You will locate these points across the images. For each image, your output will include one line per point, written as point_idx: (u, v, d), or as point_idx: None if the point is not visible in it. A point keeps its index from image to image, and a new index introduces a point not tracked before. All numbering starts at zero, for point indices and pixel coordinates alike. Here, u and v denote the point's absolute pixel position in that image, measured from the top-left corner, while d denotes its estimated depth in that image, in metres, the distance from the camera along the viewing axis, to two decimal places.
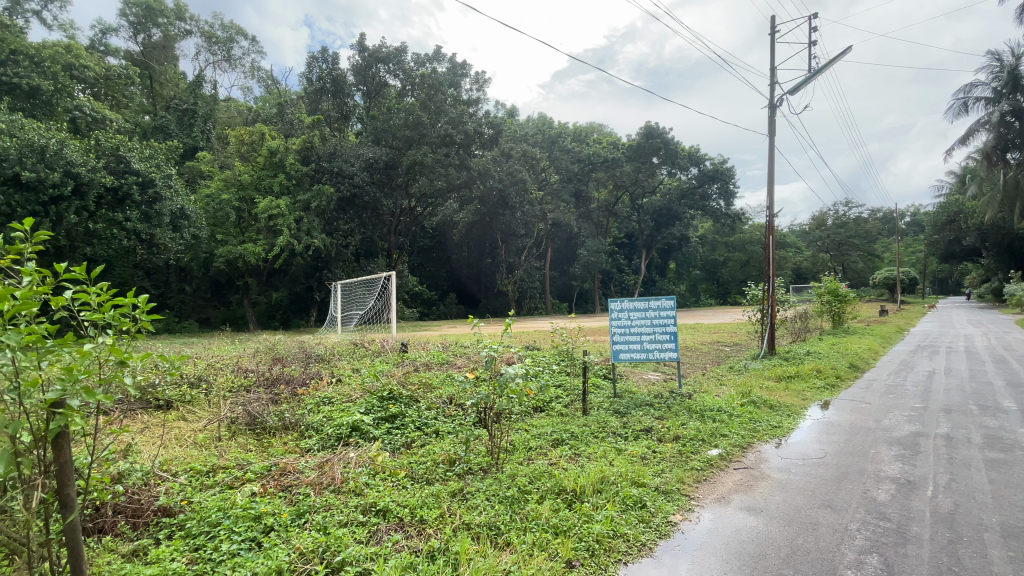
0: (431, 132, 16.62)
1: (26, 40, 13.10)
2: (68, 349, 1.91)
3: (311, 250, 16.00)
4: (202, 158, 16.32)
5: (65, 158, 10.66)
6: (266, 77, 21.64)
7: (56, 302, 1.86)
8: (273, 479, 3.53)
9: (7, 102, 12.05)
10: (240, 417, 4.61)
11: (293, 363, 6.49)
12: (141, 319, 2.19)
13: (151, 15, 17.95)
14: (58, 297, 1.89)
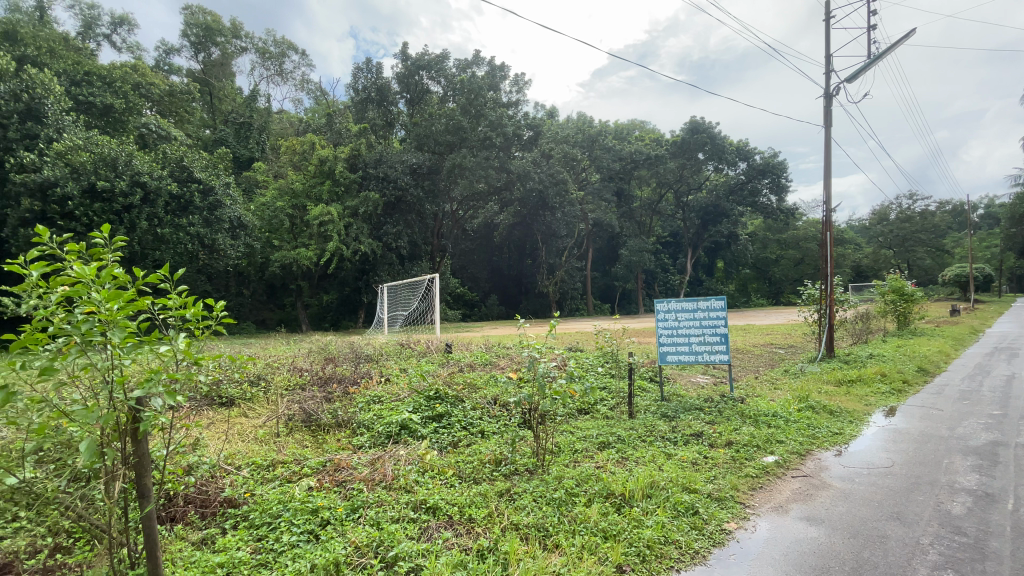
0: (472, 136, 16.90)
1: (101, 63, 14.21)
2: (151, 347, 2.10)
3: (358, 254, 16.57)
4: (258, 168, 17.20)
5: (135, 168, 11.48)
6: (316, 89, 22.54)
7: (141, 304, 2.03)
8: (328, 474, 3.66)
9: (85, 122, 13.10)
10: (296, 414, 4.82)
11: (344, 363, 6.73)
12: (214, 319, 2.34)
13: (210, 35, 19.08)
14: (143, 299, 2.07)
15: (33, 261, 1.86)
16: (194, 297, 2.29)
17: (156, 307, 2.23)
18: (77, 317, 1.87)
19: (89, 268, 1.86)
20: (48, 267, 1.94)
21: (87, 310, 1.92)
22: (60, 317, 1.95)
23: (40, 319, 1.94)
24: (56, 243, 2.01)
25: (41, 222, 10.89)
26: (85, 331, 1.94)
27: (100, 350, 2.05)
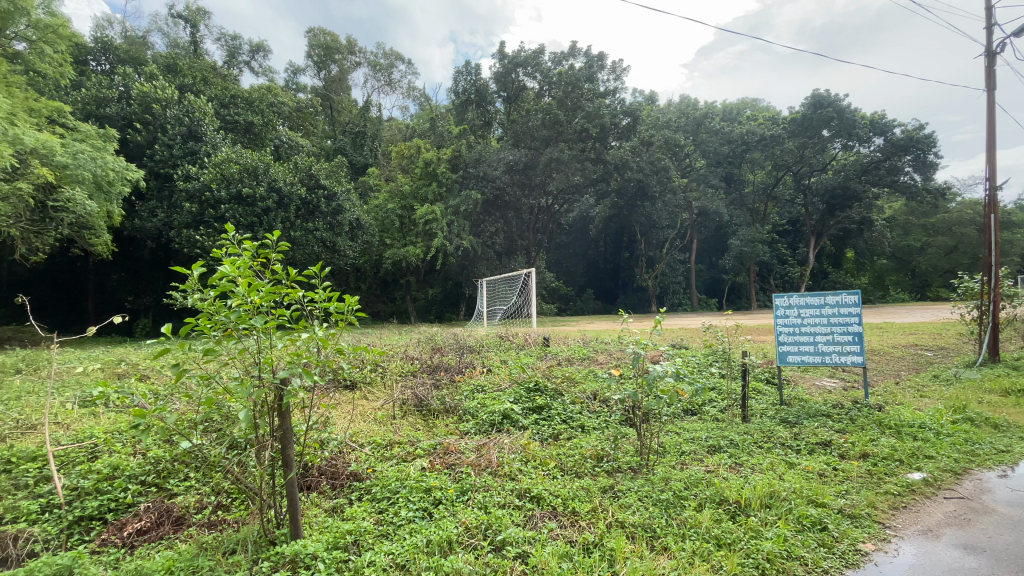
0: (569, 129, 16.86)
1: (244, 88, 16.31)
2: (294, 334, 2.40)
3: (461, 249, 17.39)
4: (371, 173, 18.65)
5: (271, 176, 13.11)
6: (420, 95, 23.84)
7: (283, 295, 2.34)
8: (439, 456, 3.89)
9: (233, 140, 15.15)
10: (410, 399, 5.19)
11: (450, 353, 7.10)
12: (349, 313, 2.61)
13: (329, 53, 21.01)
14: (289, 292, 2.39)
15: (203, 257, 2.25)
16: (331, 292, 2.58)
17: (303, 300, 2.57)
18: (237, 306, 2.22)
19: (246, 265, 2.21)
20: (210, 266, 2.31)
21: (246, 300, 2.28)
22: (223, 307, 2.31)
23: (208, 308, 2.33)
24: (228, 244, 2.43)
25: (200, 225, 12.75)
26: (241, 319, 2.27)
27: (252, 336, 2.39)
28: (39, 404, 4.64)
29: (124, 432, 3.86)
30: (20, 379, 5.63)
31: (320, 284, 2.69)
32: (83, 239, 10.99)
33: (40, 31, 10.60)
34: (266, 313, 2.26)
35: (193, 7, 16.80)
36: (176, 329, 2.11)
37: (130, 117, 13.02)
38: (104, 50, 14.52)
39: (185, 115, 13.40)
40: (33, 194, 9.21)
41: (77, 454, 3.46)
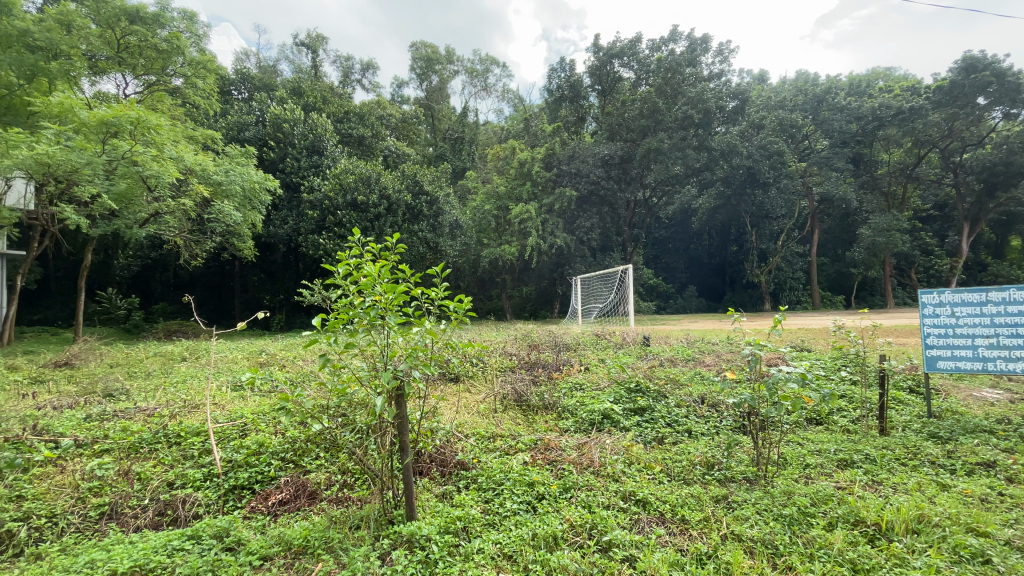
0: (668, 117, 16.13)
1: (356, 104, 17.78)
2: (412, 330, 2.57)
3: (556, 247, 17.49)
4: (469, 176, 19.36)
5: (381, 184, 14.18)
6: (515, 96, 24.25)
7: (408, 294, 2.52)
8: (540, 452, 3.93)
9: (348, 152, 16.64)
10: (509, 394, 5.31)
11: (547, 350, 7.16)
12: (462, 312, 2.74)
13: (430, 64, 22.11)
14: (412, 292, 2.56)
15: (342, 258, 2.50)
16: (447, 292, 2.74)
17: (422, 298, 2.75)
18: (368, 303, 2.44)
19: (377, 265, 2.42)
20: (346, 266, 2.56)
21: (376, 297, 2.50)
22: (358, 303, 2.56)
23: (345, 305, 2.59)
24: (360, 244, 2.67)
25: (322, 231, 14.18)
26: (372, 314, 2.50)
27: (378, 331, 2.60)
28: (201, 387, 5.47)
29: (267, 414, 4.41)
30: (187, 365, 6.67)
31: (437, 283, 2.86)
32: (232, 245, 12.80)
33: (194, 66, 12.45)
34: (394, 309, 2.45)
35: (312, 34, 18.66)
36: (319, 322, 2.38)
37: (265, 137, 14.83)
38: (244, 80, 16.68)
39: (310, 133, 15.00)
40: (193, 207, 10.88)
41: (231, 431, 4.03)
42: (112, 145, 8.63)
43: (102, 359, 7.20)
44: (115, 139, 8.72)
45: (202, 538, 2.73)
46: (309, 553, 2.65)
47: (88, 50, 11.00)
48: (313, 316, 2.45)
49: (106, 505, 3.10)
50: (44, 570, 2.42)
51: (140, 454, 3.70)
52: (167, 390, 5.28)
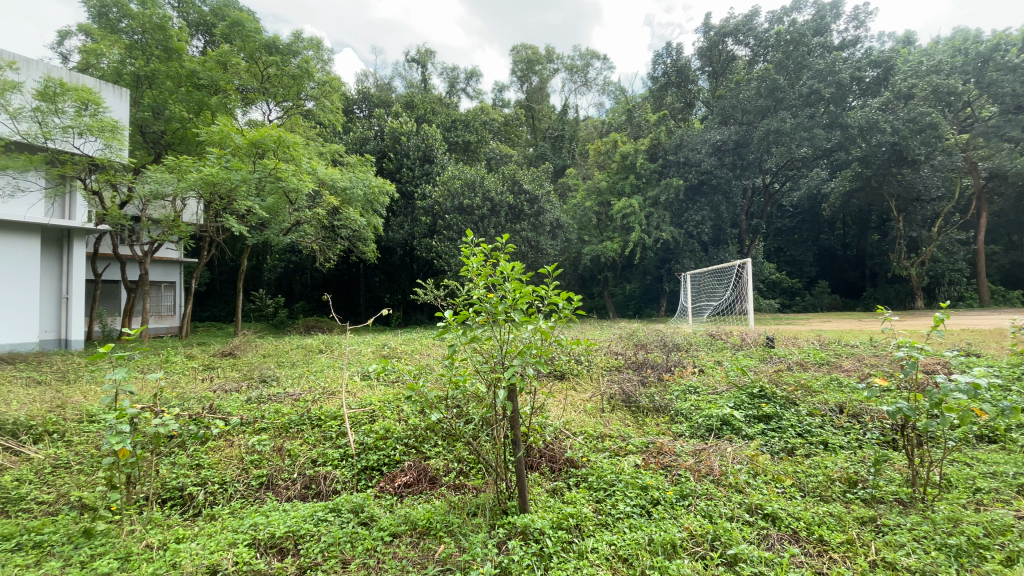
0: (791, 94, 14.66)
1: (461, 112, 18.61)
2: (528, 327, 2.63)
3: (661, 241, 16.76)
4: (570, 173, 19.31)
5: (485, 187, 14.66)
6: (616, 89, 23.64)
7: (525, 293, 2.58)
8: (653, 455, 3.80)
9: (456, 157, 17.53)
10: (618, 394, 5.20)
11: (656, 350, 6.90)
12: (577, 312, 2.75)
13: (531, 66, 22.37)
14: (530, 291, 2.62)
15: (465, 257, 2.64)
16: (561, 290, 2.75)
17: (538, 297, 2.80)
18: (491, 299, 2.54)
19: (500, 264, 2.51)
20: (468, 266, 2.70)
21: (497, 296, 2.61)
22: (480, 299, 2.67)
23: (467, 302, 2.72)
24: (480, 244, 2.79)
25: (433, 234, 15.07)
26: (494, 310, 2.60)
27: (497, 327, 2.70)
28: (336, 375, 6.13)
29: (391, 402, 4.81)
30: (323, 356, 7.52)
31: (553, 283, 2.90)
32: (356, 248, 14.13)
33: (322, 88, 13.94)
34: (514, 306, 2.53)
35: (422, 49, 19.87)
36: (447, 317, 2.53)
37: (383, 149, 16.17)
38: (364, 98, 18.27)
39: (422, 142, 16.03)
40: (325, 215, 12.19)
41: (362, 417, 4.46)
42: (261, 164, 9.96)
43: (257, 350, 8.35)
44: (263, 158, 10.05)
45: (341, 511, 3.05)
46: (433, 534, 2.83)
47: (240, 84, 12.84)
48: (440, 312, 2.61)
49: (264, 476, 3.59)
50: (218, 530, 2.87)
51: (289, 432, 4.24)
52: (309, 379, 5.99)
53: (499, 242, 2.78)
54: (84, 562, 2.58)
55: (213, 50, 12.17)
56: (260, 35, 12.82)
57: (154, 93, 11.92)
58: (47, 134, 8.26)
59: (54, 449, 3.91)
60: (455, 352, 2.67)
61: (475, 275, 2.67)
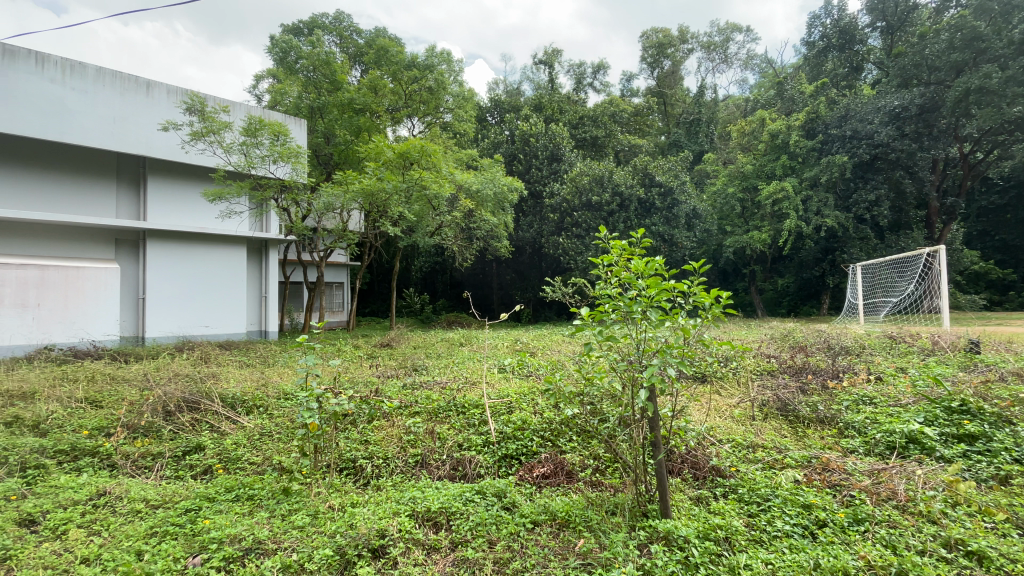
0: (998, 42, 11.56)
1: (589, 107, 18.44)
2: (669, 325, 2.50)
3: (822, 229, 14.70)
4: (708, 160, 17.96)
5: (615, 181, 14.33)
6: (761, 62, 21.34)
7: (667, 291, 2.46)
8: (816, 472, 3.37)
9: (583, 153, 17.49)
10: (771, 401, 4.71)
11: (818, 353, 6.11)
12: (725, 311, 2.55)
13: (662, 49, 21.18)
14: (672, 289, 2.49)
15: (601, 255, 2.60)
16: (704, 288, 2.57)
17: (680, 293, 2.66)
18: (629, 296, 2.47)
19: (638, 261, 2.43)
20: (603, 264, 2.65)
21: (636, 293, 2.53)
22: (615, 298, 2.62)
23: (603, 300, 2.68)
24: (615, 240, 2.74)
25: (562, 232, 15.25)
26: (633, 309, 2.52)
27: (637, 325, 2.62)
28: (476, 367, 6.56)
29: (528, 395, 4.98)
30: (466, 349, 8.10)
31: (697, 279, 2.73)
32: (491, 247, 14.88)
33: (458, 100, 14.93)
34: (655, 305, 2.43)
35: (549, 50, 20.10)
36: (583, 314, 2.52)
37: (514, 152, 16.78)
38: (495, 105, 19.07)
39: (551, 141, 16.28)
40: (462, 218, 13.07)
41: (501, 407, 4.70)
42: (409, 174, 11.03)
43: (409, 342, 9.29)
44: (411, 168, 11.12)
45: (486, 494, 3.25)
46: (572, 527, 2.88)
47: (389, 105, 14.38)
48: (575, 309, 2.61)
49: (419, 455, 3.99)
50: (384, 499, 3.26)
51: (439, 417, 4.65)
52: (453, 369, 6.49)
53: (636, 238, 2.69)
54: (285, 515, 3.14)
55: (367, 77, 13.81)
56: (403, 58, 14.21)
57: (323, 121, 13.93)
58: (251, 163, 10.17)
59: (261, 420, 4.81)
60: (592, 350, 2.65)
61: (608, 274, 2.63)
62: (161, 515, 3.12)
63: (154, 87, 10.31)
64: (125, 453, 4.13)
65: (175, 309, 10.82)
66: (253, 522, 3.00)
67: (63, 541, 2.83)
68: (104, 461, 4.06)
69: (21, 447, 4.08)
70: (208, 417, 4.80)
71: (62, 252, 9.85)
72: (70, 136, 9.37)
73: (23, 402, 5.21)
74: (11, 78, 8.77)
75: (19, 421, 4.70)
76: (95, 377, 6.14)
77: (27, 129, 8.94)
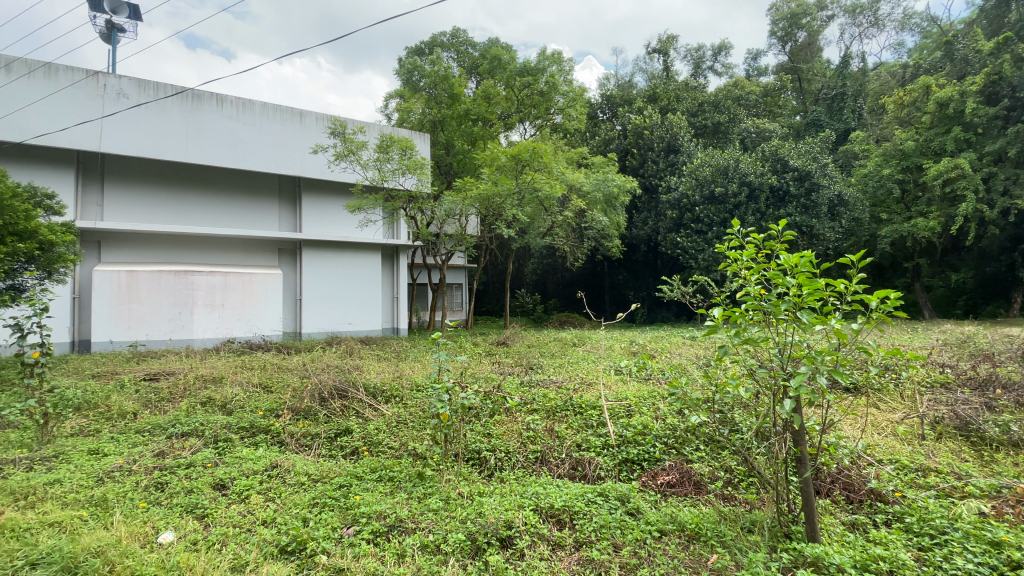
0: None
1: (709, 92, 17.24)
2: (823, 328, 2.24)
3: (1015, 212, 12.08)
4: (854, 138, 15.74)
5: (742, 171, 13.17)
6: (924, 19, 18.13)
7: (821, 291, 2.20)
8: (1011, 505, 2.79)
9: (703, 143, 16.42)
10: (947, 418, 3.99)
11: (1011, 363, 5.02)
12: (893, 312, 2.22)
13: (795, 20, 19.07)
14: (828, 288, 2.22)
15: (741, 251, 2.39)
16: (864, 285, 2.27)
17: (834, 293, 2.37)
18: (774, 296, 2.24)
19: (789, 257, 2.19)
20: (741, 262, 2.44)
21: (782, 293, 2.29)
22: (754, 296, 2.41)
23: (740, 301, 2.48)
24: (753, 236, 2.51)
25: (680, 228, 14.48)
26: (779, 310, 2.29)
27: (782, 327, 2.38)
28: (591, 368, 6.52)
29: (648, 399, 4.82)
30: (580, 349, 8.06)
31: (856, 277, 2.41)
32: (604, 246, 14.65)
33: (569, 100, 14.95)
34: (804, 306, 2.19)
35: (663, 37, 19.19)
36: (719, 316, 2.34)
37: (626, 147, 16.35)
38: (607, 101, 18.70)
39: (667, 132, 15.58)
40: (573, 218, 13.06)
41: (620, 410, 4.60)
42: (523, 178, 11.31)
43: (524, 341, 9.51)
44: (523, 171, 11.37)
45: (609, 496, 3.21)
46: (702, 540, 2.73)
47: (502, 112, 14.91)
48: (710, 311, 2.42)
49: (539, 452, 4.06)
50: (508, 491, 3.39)
51: (557, 415, 4.70)
52: (568, 369, 6.52)
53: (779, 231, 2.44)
54: (421, 497, 3.42)
55: (481, 87, 14.44)
56: (515, 64, 14.61)
57: (444, 133, 14.88)
58: (383, 177, 11.25)
59: (396, 408, 5.30)
60: (728, 354, 2.47)
61: (745, 270, 2.42)
62: (320, 488, 3.59)
63: (306, 116, 11.91)
64: (290, 432, 4.83)
65: (323, 309, 12.33)
66: (395, 501, 3.31)
67: (247, 505, 3.39)
68: (274, 437, 4.79)
69: (215, 423, 4.99)
70: (354, 404, 5.41)
71: (238, 260, 11.75)
72: (243, 163, 11.17)
73: (216, 385, 6.36)
74: (201, 119, 10.68)
75: (213, 401, 5.74)
76: (266, 366, 7.26)
77: (213, 160, 10.83)
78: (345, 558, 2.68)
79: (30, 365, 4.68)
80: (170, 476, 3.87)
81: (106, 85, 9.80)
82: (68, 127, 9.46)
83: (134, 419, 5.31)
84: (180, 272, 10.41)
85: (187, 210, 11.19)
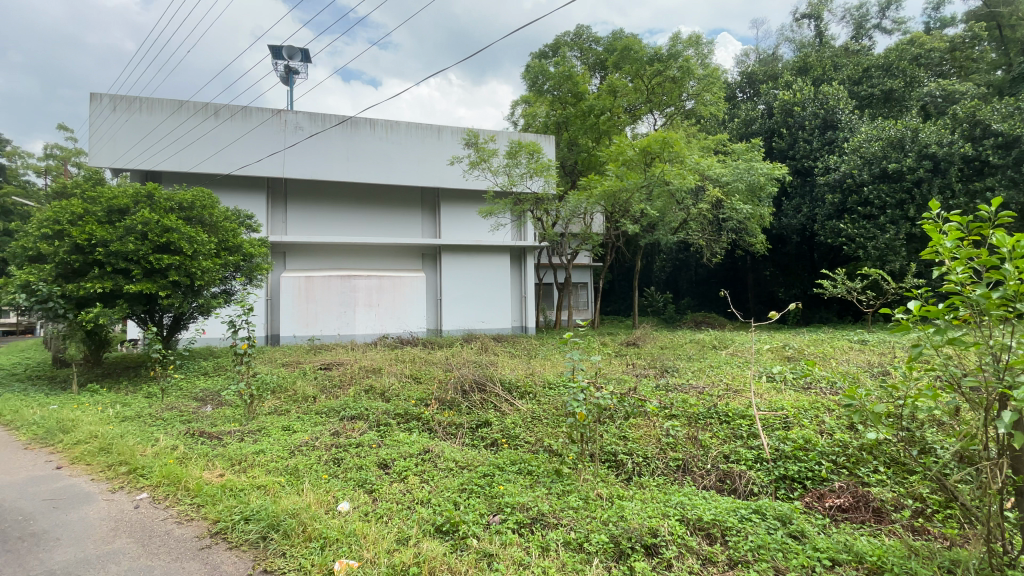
0: None
1: (875, 54, 14.78)
2: None
3: None
4: None
5: (923, 141, 11.09)
6: None
7: None
8: None
9: (868, 114, 14.15)
10: None
11: None
12: None
13: None
14: None
15: (946, 233, 1.97)
16: None
17: None
18: (987, 288, 1.83)
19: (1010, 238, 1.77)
20: (939, 249, 2.04)
21: (997, 284, 1.86)
22: (959, 289, 1.99)
23: (936, 294, 2.08)
24: (957, 220, 2.07)
25: (844, 214, 12.69)
26: (994, 305, 1.86)
27: (997, 327, 1.93)
28: (736, 372, 6.03)
29: (809, 411, 4.30)
30: (721, 352, 7.50)
31: None
32: (745, 240, 13.43)
33: (703, 83, 14.02)
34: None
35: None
36: (907, 310, 1.99)
37: (772, 128, 14.74)
38: (749, 80, 17.14)
39: (821, 107, 13.80)
40: (709, 210, 12.20)
41: (774, 421, 4.18)
42: (652, 171, 10.75)
43: (656, 341, 9.14)
44: (652, 164, 10.77)
45: (766, 515, 2.93)
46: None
47: (628, 104, 14.49)
48: (897, 306, 2.06)
49: (680, 460, 3.87)
50: (649, 497, 3.29)
51: (699, 423, 4.43)
52: (709, 373, 6.08)
53: (994, 210, 1.98)
54: (561, 493, 3.48)
55: (606, 82, 14.18)
56: (643, 54, 14.08)
57: (569, 132, 15.01)
58: (512, 181, 11.69)
59: (531, 404, 5.48)
60: (922, 356, 2.08)
61: (947, 258, 2.01)
62: (467, 475, 3.86)
63: (443, 130, 12.90)
64: (438, 421, 5.28)
65: (460, 308, 13.23)
66: (537, 495, 3.43)
67: (406, 484, 3.79)
68: (425, 424, 5.28)
69: (377, 409, 5.66)
70: (493, 398, 5.72)
71: (388, 265, 13.15)
72: (391, 178, 12.46)
73: (375, 375, 7.22)
74: (357, 142, 12.17)
75: (374, 389, 6.51)
76: (415, 359, 8.04)
77: (367, 177, 12.25)
78: (493, 544, 2.84)
79: (240, 354, 5.82)
80: (344, 453, 4.48)
81: (286, 121, 11.68)
82: (262, 157, 11.47)
83: (315, 401, 6.26)
84: (345, 277, 11.97)
85: (348, 222, 12.82)
